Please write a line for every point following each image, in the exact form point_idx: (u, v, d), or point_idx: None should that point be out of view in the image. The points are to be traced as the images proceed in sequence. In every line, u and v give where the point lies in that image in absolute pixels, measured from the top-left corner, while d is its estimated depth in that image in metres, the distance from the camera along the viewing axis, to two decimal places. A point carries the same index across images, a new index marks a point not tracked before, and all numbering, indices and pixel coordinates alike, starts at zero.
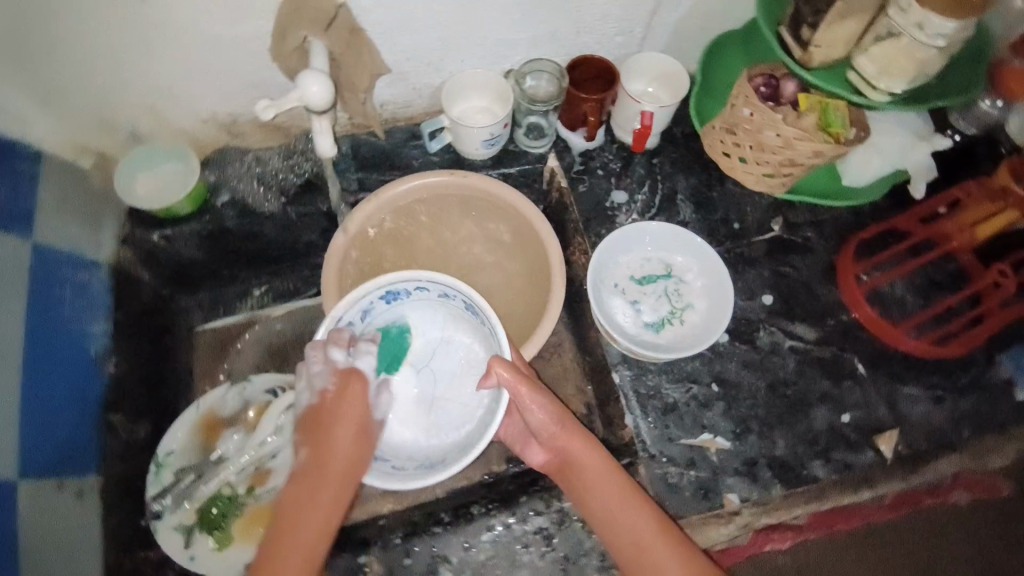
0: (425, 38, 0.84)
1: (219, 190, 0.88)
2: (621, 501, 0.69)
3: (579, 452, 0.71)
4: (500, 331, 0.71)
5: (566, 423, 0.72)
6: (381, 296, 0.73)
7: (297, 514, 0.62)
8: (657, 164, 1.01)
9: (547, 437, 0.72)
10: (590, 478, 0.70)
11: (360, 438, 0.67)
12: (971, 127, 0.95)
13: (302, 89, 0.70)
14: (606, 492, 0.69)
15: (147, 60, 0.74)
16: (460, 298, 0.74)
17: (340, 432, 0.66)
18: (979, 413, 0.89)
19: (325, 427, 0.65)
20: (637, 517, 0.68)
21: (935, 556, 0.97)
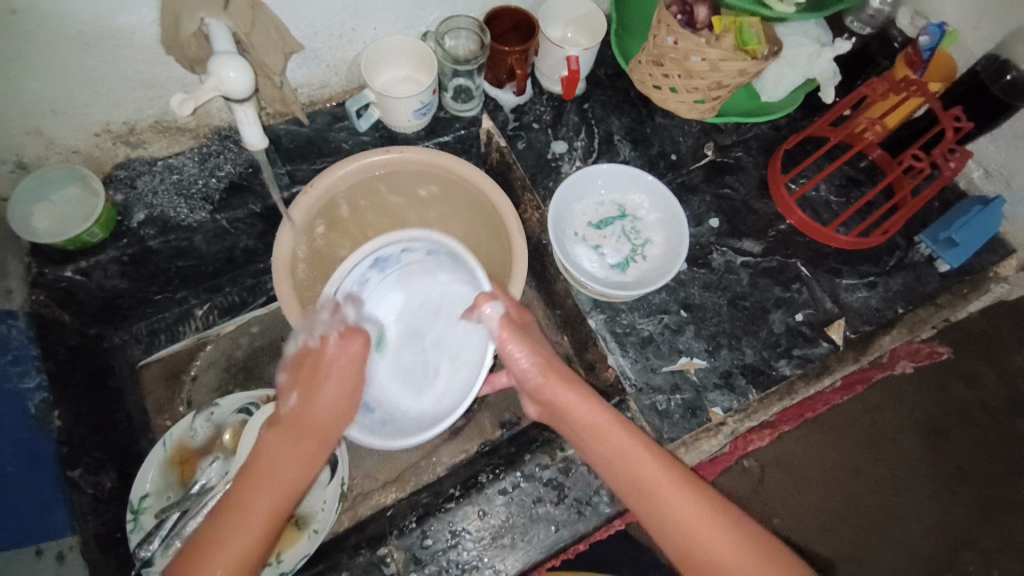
0: (332, 9, 0.78)
1: (131, 209, 0.83)
2: (620, 445, 0.69)
3: (564, 400, 0.71)
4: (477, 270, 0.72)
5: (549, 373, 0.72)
6: (372, 264, 0.75)
7: (276, 459, 0.63)
8: (589, 108, 1.00)
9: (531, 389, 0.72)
10: (583, 427, 0.70)
11: (347, 393, 0.68)
12: (865, 27, 0.97)
13: (217, 75, 0.60)
14: (602, 439, 0.69)
15: (29, 78, 0.67)
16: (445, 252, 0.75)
17: (329, 386, 0.67)
18: (909, 288, 0.96)
19: (320, 379, 0.67)
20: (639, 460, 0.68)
21: (888, 430, 1.05)
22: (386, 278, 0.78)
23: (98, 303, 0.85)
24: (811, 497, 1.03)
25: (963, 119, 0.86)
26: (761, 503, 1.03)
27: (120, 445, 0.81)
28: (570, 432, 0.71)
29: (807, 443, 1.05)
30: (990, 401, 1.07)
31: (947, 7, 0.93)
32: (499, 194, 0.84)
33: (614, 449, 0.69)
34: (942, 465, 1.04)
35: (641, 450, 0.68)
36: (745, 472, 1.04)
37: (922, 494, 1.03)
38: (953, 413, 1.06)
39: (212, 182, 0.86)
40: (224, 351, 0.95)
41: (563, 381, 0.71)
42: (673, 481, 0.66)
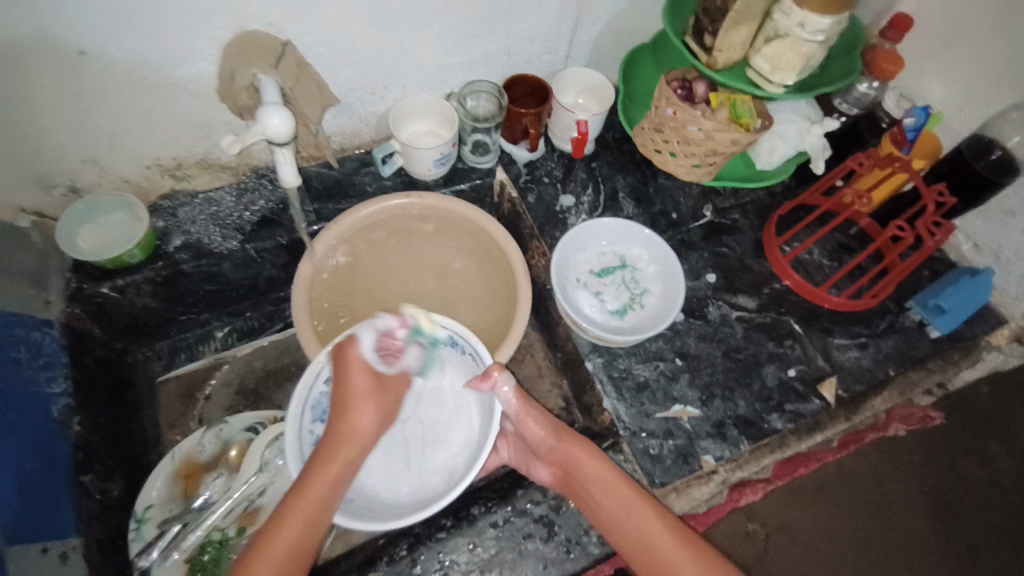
0: (369, 69, 0.88)
1: (170, 235, 0.90)
2: (631, 504, 0.70)
3: (579, 459, 0.73)
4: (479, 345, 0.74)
5: (564, 436, 0.75)
6: None
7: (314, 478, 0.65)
8: (596, 167, 1.08)
9: (547, 452, 0.76)
10: (597, 484, 0.72)
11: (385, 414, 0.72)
12: (852, 108, 1.04)
13: (262, 123, 0.68)
14: (613, 496, 0.71)
15: (96, 111, 0.76)
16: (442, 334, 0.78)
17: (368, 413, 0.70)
18: (901, 351, 0.98)
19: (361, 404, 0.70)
20: (646, 518, 0.70)
21: (885, 496, 1.05)
22: None
23: (127, 321, 0.92)
24: (818, 570, 1.00)
25: (946, 195, 0.92)
26: (767, 572, 1.00)
27: (129, 454, 0.84)
28: (584, 489, 0.73)
29: (806, 508, 1.04)
30: (995, 477, 1.07)
31: (933, 91, 1.01)
32: (510, 243, 0.92)
33: (626, 512, 0.70)
34: (949, 544, 1.02)
35: (648, 510, 0.71)
36: (749, 538, 1.03)
37: (936, 574, 1.00)
38: (962, 488, 1.06)
39: (245, 215, 0.94)
40: (240, 373, 1.00)
41: (580, 444, 0.74)
42: (673, 535, 0.69)
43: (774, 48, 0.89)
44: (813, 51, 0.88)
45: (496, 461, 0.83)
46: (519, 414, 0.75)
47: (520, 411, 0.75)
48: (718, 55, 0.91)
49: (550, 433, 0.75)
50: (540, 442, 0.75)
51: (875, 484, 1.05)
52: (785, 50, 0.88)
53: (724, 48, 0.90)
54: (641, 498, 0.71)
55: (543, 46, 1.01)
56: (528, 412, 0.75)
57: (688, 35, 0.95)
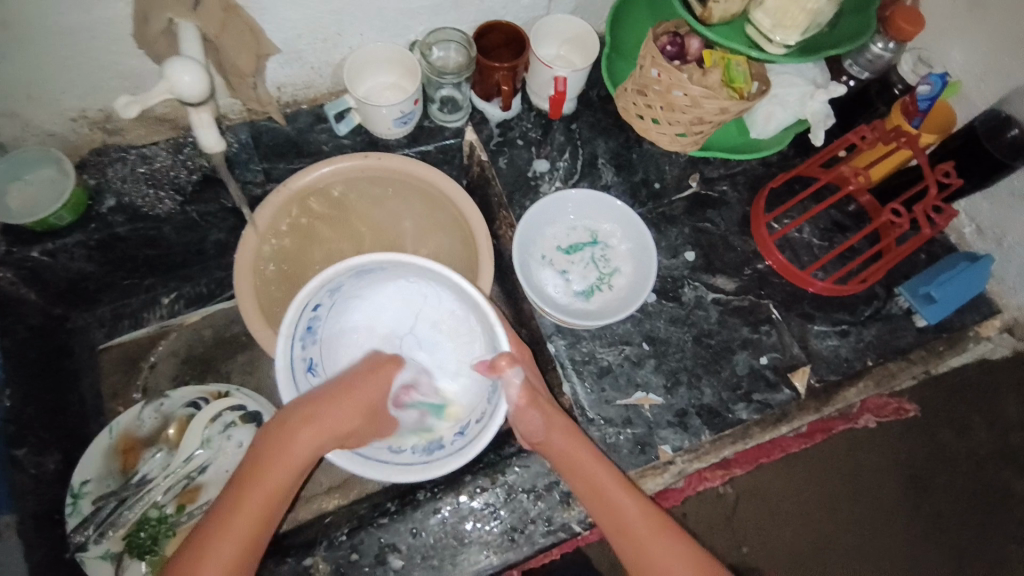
0: (316, 13, 0.78)
1: (102, 194, 0.83)
2: (610, 490, 0.70)
3: (563, 445, 0.71)
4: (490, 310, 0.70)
5: (555, 423, 0.72)
6: (352, 275, 0.71)
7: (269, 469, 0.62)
8: (575, 129, 0.99)
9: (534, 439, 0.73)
10: (578, 469, 0.71)
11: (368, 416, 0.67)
12: (863, 73, 0.93)
13: (169, 80, 0.58)
14: (592, 481, 0.70)
15: (1, 60, 0.67)
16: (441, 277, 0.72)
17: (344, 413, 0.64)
18: (882, 341, 0.93)
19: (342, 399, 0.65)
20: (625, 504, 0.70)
21: (853, 473, 1.03)
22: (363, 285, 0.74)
23: (65, 284, 0.85)
24: (786, 536, 1.01)
25: (953, 174, 0.84)
26: (735, 531, 1.01)
27: (65, 427, 0.81)
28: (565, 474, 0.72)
29: (778, 475, 1.03)
30: (976, 448, 1.04)
31: (953, 56, 0.90)
32: (474, 211, 0.85)
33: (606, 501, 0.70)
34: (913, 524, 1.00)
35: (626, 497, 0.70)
36: (719, 499, 1.01)
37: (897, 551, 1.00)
38: (940, 460, 1.03)
39: (184, 174, 0.86)
40: (187, 341, 0.96)
41: (564, 433, 0.72)
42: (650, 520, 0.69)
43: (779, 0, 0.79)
44: (823, 7, 0.78)
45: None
46: (521, 410, 0.70)
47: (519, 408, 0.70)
48: (714, 7, 0.80)
49: (545, 423, 0.71)
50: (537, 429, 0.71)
51: (847, 461, 1.03)
52: (790, 2, 0.78)
53: None
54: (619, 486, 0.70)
55: None
56: (529, 411, 0.70)
57: None
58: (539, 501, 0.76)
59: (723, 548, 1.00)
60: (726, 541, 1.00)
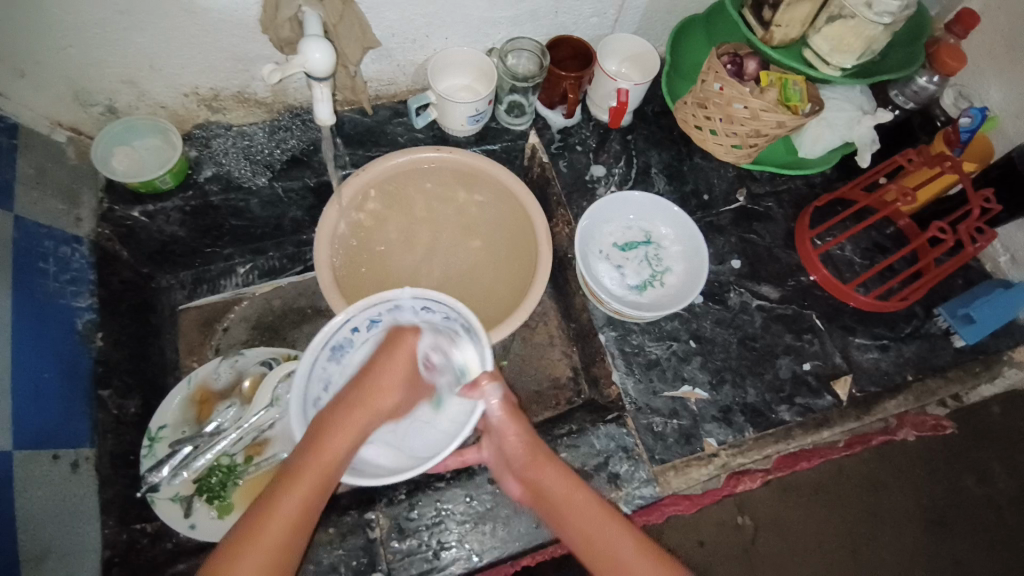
0: (412, 15, 0.86)
1: (201, 165, 0.91)
2: (601, 524, 0.71)
3: (549, 478, 0.73)
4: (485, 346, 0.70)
5: (539, 452, 0.74)
6: (388, 309, 0.75)
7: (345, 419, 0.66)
8: (631, 140, 1.05)
9: (519, 467, 0.74)
10: (567, 506, 0.72)
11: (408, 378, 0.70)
12: (908, 103, 0.99)
13: (304, 56, 0.68)
14: (584, 516, 0.71)
15: (137, 32, 0.75)
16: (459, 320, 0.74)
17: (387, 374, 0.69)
18: (922, 358, 0.96)
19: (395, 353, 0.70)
20: (617, 538, 0.71)
21: (879, 503, 1.02)
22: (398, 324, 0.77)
23: (155, 246, 0.94)
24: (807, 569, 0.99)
25: (993, 200, 0.90)
26: (754, 564, 0.99)
27: (147, 375, 0.88)
28: (555, 514, 0.72)
29: (800, 508, 1.02)
30: (996, 496, 1.03)
31: (990, 95, 0.97)
32: (536, 206, 0.91)
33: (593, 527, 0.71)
34: (942, 557, 1.00)
35: (620, 531, 0.71)
36: (737, 529, 1.01)
37: None
38: (962, 506, 1.03)
39: (276, 152, 0.94)
40: (256, 310, 1.03)
41: (543, 460, 0.73)
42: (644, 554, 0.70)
43: (836, 28, 0.86)
44: (877, 35, 0.84)
45: (473, 457, 0.78)
46: (502, 423, 0.73)
47: (499, 422, 0.73)
48: (776, 31, 0.87)
49: (524, 448, 0.73)
50: (512, 451, 0.73)
51: (869, 495, 1.03)
52: (847, 31, 0.85)
53: (784, 22, 0.86)
54: (602, 509, 0.72)
55: (593, 8, 0.97)
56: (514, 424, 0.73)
57: (746, 7, 0.91)
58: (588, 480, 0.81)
59: None
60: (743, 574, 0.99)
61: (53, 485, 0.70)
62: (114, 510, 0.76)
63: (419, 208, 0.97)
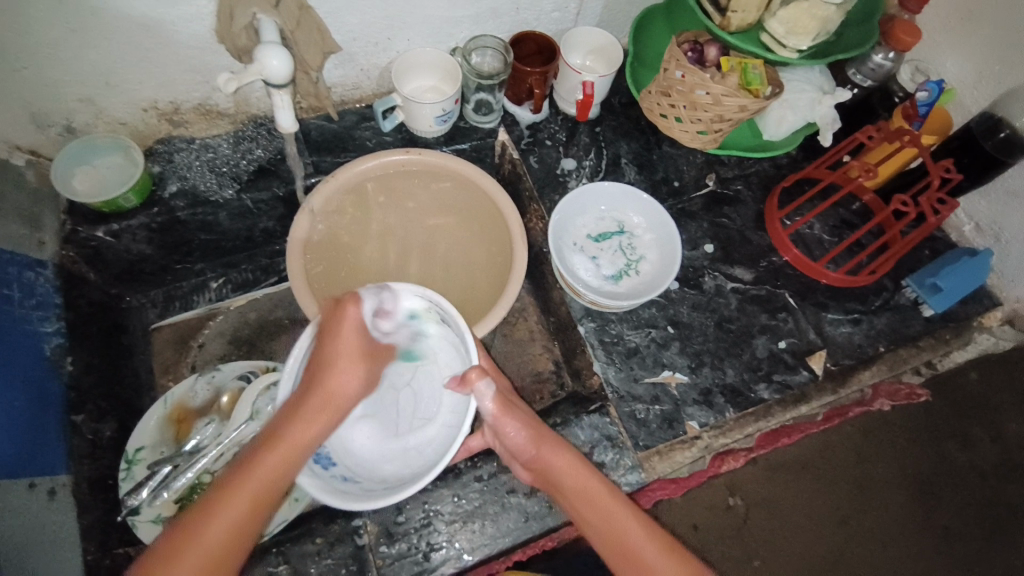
0: (372, 17, 0.86)
1: (166, 181, 0.89)
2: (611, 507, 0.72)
3: (559, 463, 0.73)
4: (468, 337, 0.72)
5: (544, 440, 0.73)
6: (368, 318, 0.74)
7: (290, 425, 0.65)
8: (600, 132, 1.06)
9: (524, 458, 0.74)
10: (574, 489, 0.72)
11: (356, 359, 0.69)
12: (867, 80, 1.01)
13: (261, 63, 0.68)
14: (590, 499, 0.72)
15: (90, 48, 0.74)
16: (439, 315, 0.76)
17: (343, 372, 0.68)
18: (893, 329, 0.99)
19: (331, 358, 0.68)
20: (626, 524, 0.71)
21: (862, 474, 1.05)
22: (381, 332, 0.77)
23: (123, 265, 0.92)
24: (797, 545, 1.01)
25: (952, 170, 0.92)
26: (745, 543, 1.01)
27: (121, 398, 0.87)
28: (564, 496, 0.73)
29: (786, 486, 1.04)
30: (973, 459, 1.06)
31: (947, 67, 0.99)
32: (508, 204, 0.90)
33: (598, 510, 0.72)
34: (924, 523, 1.02)
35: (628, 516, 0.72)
36: (728, 509, 1.02)
37: (910, 551, 1.01)
38: (941, 471, 1.06)
39: (242, 163, 0.93)
40: (232, 324, 1.02)
41: (552, 442, 0.74)
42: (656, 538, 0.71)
43: (791, 10, 0.87)
44: (830, 15, 0.86)
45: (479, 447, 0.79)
46: (497, 420, 0.72)
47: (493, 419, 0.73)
48: (732, 17, 0.88)
49: (529, 440, 0.73)
50: (519, 442, 0.73)
51: (853, 466, 1.05)
52: (801, 13, 0.86)
53: (739, 9, 0.87)
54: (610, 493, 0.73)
55: (553, 2, 0.98)
56: (508, 417, 0.72)
57: None
58: None
59: (734, 556, 1.00)
60: (735, 553, 1.00)
61: (31, 514, 0.68)
62: (95, 536, 0.75)
63: (392, 211, 0.97)
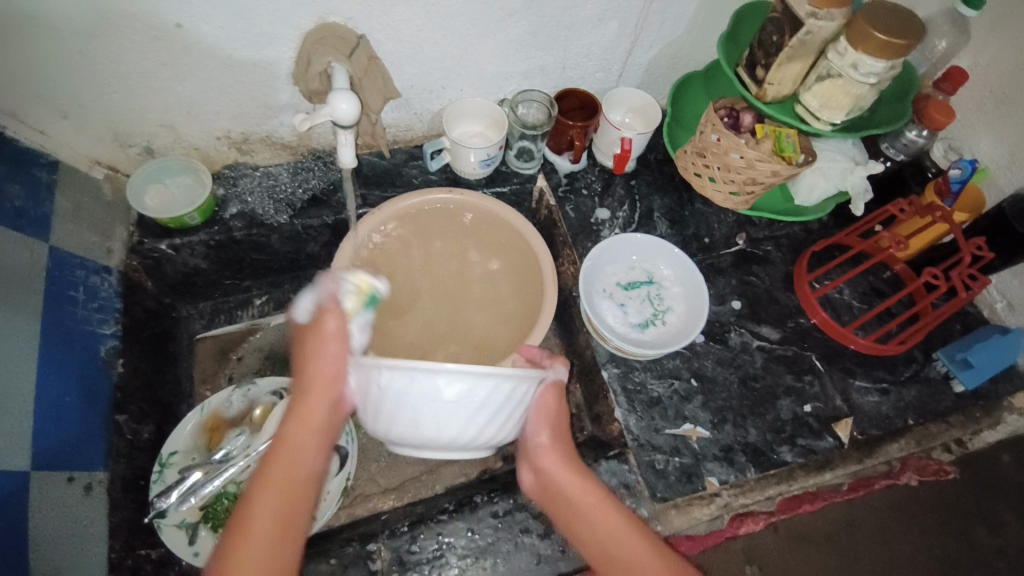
0: (430, 68, 0.93)
1: (228, 203, 0.97)
2: (612, 525, 0.71)
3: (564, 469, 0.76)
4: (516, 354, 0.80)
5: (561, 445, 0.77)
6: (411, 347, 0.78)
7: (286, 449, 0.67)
8: (635, 185, 1.10)
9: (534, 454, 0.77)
10: (573, 496, 0.74)
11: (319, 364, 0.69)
12: (900, 155, 1.03)
13: (331, 106, 0.75)
14: (589, 509, 0.73)
15: (178, 82, 0.82)
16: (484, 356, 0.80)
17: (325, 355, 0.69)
18: (922, 402, 0.97)
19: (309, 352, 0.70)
20: (630, 542, 0.70)
21: (888, 554, 1.01)
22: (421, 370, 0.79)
23: (178, 278, 0.99)
24: None
25: (984, 248, 0.93)
26: None
27: (159, 401, 0.91)
28: (565, 507, 0.74)
29: (807, 560, 1.00)
30: (1007, 548, 1.01)
31: (982, 146, 1.01)
32: (542, 248, 0.95)
33: (597, 521, 0.72)
34: None
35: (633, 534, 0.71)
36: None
37: None
38: (971, 558, 1.01)
39: (298, 192, 1.00)
40: (271, 340, 1.07)
41: (580, 478, 0.75)
42: (661, 563, 0.68)
43: (826, 86, 0.90)
44: (864, 93, 0.89)
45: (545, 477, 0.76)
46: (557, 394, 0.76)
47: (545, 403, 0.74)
48: (769, 88, 0.93)
49: (556, 442, 0.76)
50: (545, 440, 0.76)
51: (879, 545, 1.01)
52: (836, 90, 0.89)
53: (775, 82, 0.92)
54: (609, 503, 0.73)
55: (598, 63, 1.04)
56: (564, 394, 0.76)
57: (741, 66, 0.96)
58: None
59: None
60: None
61: (67, 507, 0.72)
62: (121, 535, 0.78)
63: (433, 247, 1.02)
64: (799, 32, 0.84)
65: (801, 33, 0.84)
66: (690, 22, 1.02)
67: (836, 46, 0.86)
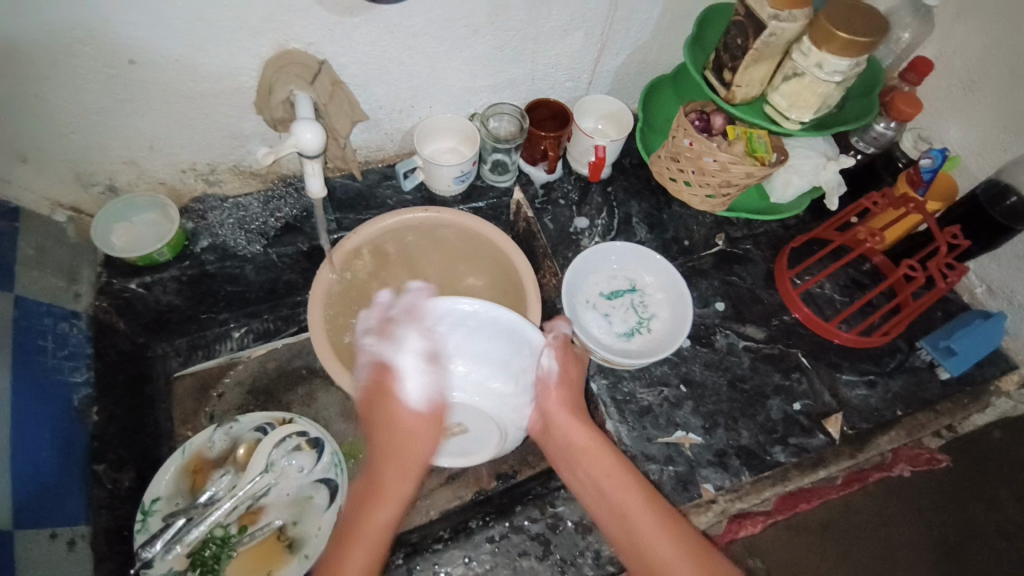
0: (397, 88, 0.92)
1: (198, 236, 0.94)
2: (615, 483, 0.76)
3: (564, 426, 0.79)
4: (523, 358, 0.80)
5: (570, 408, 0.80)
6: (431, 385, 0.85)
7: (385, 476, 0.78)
8: (612, 192, 1.10)
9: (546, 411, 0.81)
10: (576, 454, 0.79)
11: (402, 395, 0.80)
12: (869, 147, 1.05)
13: (296, 136, 0.73)
14: (591, 464, 0.78)
15: (139, 117, 0.80)
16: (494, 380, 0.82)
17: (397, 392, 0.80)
18: (909, 392, 0.98)
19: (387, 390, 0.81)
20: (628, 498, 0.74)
21: (889, 545, 0.99)
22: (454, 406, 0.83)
23: (151, 316, 0.96)
24: None
25: (959, 236, 0.94)
26: None
27: (140, 447, 0.88)
28: (572, 463, 0.80)
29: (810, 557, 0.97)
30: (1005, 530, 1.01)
31: (950, 134, 1.03)
32: (526, 267, 0.93)
33: (600, 477, 0.77)
34: None
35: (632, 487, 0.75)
36: None
37: None
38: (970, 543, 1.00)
39: (271, 221, 0.98)
40: (252, 372, 1.05)
41: (578, 423, 0.80)
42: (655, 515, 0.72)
43: (792, 86, 0.90)
44: (830, 91, 0.89)
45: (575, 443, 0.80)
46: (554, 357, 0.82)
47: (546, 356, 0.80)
48: (737, 91, 0.93)
49: (559, 392, 0.80)
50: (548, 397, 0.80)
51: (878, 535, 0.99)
52: (802, 89, 0.90)
53: (743, 84, 0.92)
54: (611, 458, 0.77)
55: (567, 73, 1.04)
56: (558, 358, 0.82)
57: (709, 69, 0.96)
58: (588, 533, 0.81)
59: None
60: None
61: (49, 566, 0.70)
62: None
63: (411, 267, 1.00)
64: (762, 35, 0.84)
65: (766, 35, 0.84)
66: (656, 27, 1.02)
67: (800, 47, 0.86)
